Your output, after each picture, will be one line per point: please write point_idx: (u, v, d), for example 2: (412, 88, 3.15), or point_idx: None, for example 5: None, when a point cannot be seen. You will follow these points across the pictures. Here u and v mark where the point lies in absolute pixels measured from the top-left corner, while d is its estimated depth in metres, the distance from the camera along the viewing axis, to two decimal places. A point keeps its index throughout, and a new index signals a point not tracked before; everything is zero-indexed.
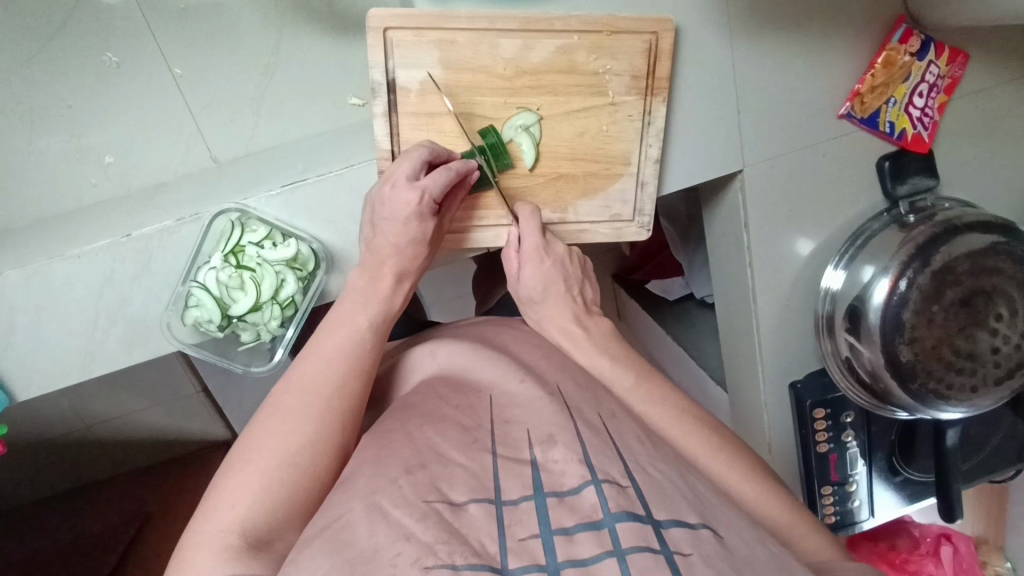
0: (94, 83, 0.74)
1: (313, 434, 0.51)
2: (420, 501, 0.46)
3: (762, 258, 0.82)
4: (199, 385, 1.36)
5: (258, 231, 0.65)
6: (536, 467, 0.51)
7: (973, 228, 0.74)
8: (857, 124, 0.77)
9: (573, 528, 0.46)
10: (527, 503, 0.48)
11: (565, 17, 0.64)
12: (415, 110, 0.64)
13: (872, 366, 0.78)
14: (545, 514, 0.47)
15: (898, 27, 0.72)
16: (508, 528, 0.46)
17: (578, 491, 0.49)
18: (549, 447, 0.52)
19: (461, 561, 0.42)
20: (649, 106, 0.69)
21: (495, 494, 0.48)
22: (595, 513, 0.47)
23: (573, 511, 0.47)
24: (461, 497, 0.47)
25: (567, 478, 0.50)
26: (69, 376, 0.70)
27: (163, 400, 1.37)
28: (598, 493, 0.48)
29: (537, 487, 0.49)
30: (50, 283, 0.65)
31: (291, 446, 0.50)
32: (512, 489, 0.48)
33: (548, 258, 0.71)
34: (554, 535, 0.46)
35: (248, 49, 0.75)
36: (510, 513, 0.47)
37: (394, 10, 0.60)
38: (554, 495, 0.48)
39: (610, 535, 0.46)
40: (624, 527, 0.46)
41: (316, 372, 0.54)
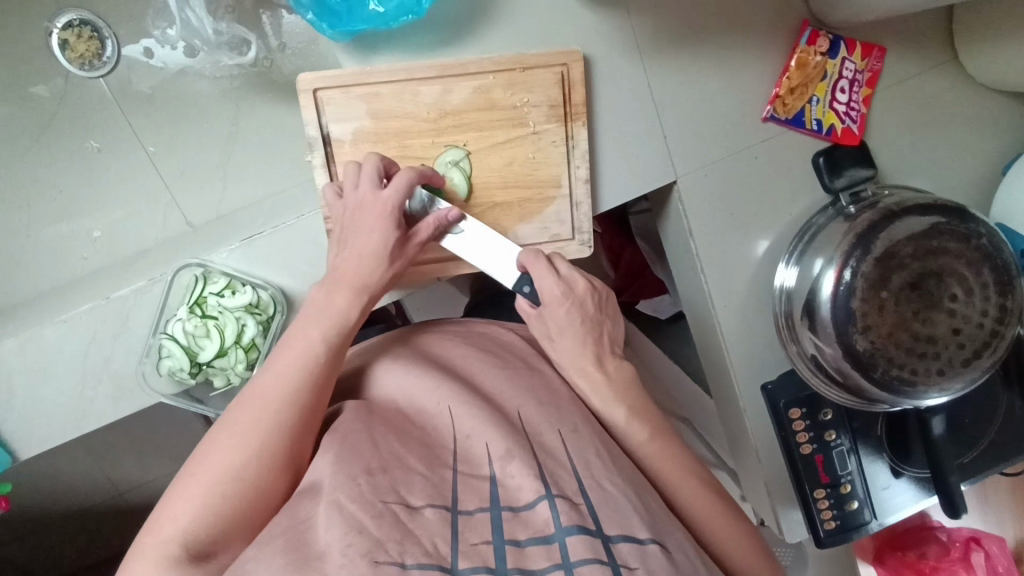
0: (81, 168, 0.83)
1: (258, 448, 0.53)
2: (378, 500, 0.48)
3: (713, 263, 0.84)
4: None
5: (219, 281, 0.71)
6: (494, 481, 0.54)
7: (911, 212, 0.75)
8: (784, 125, 0.79)
9: (524, 541, 0.49)
10: (483, 514, 0.51)
11: (477, 60, 0.70)
12: (351, 158, 0.70)
13: (835, 361, 0.77)
14: (499, 524, 0.50)
15: (804, 30, 0.76)
16: (462, 533, 0.48)
17: (532, 506, 0.51)
18: (507, 461, 0.55)
19: (411, 561, 0.45)
20: (570, 131, 0.73)
21: (452, 503, 0.51)
22: (547, 527, 0.50)
23: (526, 523, 0.50)
24: (419, 501, 0.50)
25: (523, 492, 0.53)
26: (66, 433, 0.76)
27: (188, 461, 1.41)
28: (550, 508, 0.51)
29: (494, 500, 0.52)
30: (44, 347, 0.73)
31: (235, 460, 0.52)
32: (469, 500, 0.52)
33: (570, 300, 0.69)
34: (507, 545, 0.48)
35: (211, 123, 0.84)
36: (465, 521, 0.49)
37: (320, 73, 0.68)
38: (510, 510, 0.51)
39: (560, 548, 0.48)
40: (574, 539, 0.49)
41: (267, 386, 0.56)
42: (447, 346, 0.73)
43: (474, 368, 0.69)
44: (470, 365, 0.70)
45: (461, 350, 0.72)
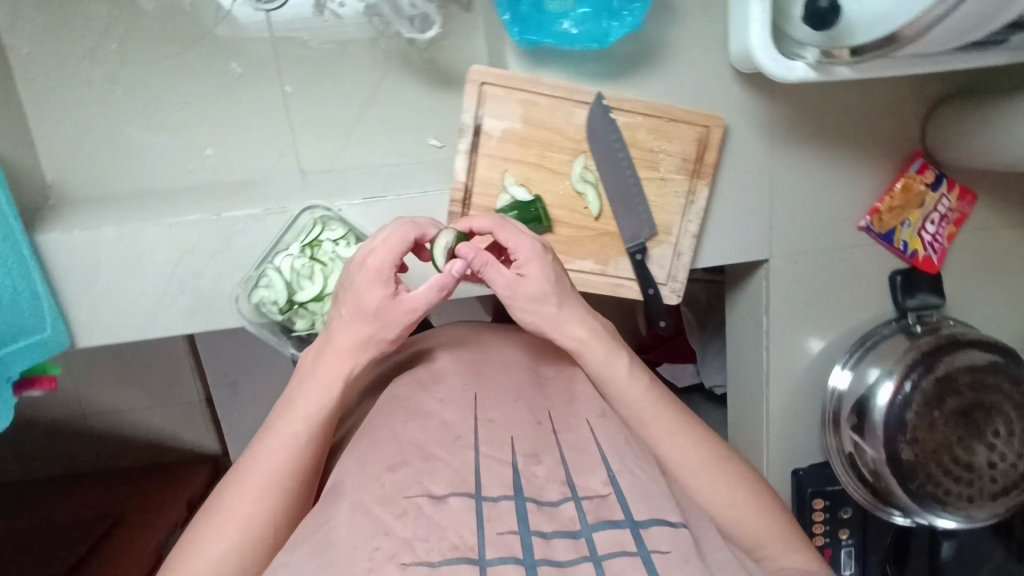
0: (215, 88, 0.83)
1: (250, 536, 0.54)
2: (401, 497, 0.45)
3: (776, 344, 0.89)
4: (202, 393, 1.51)
5: (337, 230, 0.73)
6: (517, 469, 0.49)
7: (975, 345, 0.81)
8: (875, 238, 0.86)
9: (551, 532, 0.45)
10: (507, 501, 0.46)
11: (633, 99, 0.74)
12: (493, 153, 0.74)
13: (874, 464, 0.82)
14: (524, 513, 0.45)
15: (916, 159, 0.82)
16: (488, 521, 0.44)
17: (558, 503, 0.47)
18: (534, 459, 0.51)
19: (438, 558, 0.41)
20: (693, 187, 0.78)
21: (476, 489, 0.46)
22: (574, 523, 0.46)
23: (552, 517, 0.46)
24: (441, 491, 0.46)
25: (550, 488, 0.48)
26: (129, 333, 0.76)
27: (167, 403, 1.52)
28: (578, 507, 0.47)
29: (519, 488, 0.47)
30: (140, 243, 0.73)
31: (228, 550, 0.53)
32: (491, 485, 0.47)
33: (540, 260, 0.65)
34: (533, 534, 0.44)
35: (353, 82, 0.85)
36: (491, 510, 0.45)
37: (492, 69, 0.72)
38: (535, 501, 0.47)
39: (588, 542, 0.45)
40: (604, 534, 0.45)
41: (258, 469, 0.55)
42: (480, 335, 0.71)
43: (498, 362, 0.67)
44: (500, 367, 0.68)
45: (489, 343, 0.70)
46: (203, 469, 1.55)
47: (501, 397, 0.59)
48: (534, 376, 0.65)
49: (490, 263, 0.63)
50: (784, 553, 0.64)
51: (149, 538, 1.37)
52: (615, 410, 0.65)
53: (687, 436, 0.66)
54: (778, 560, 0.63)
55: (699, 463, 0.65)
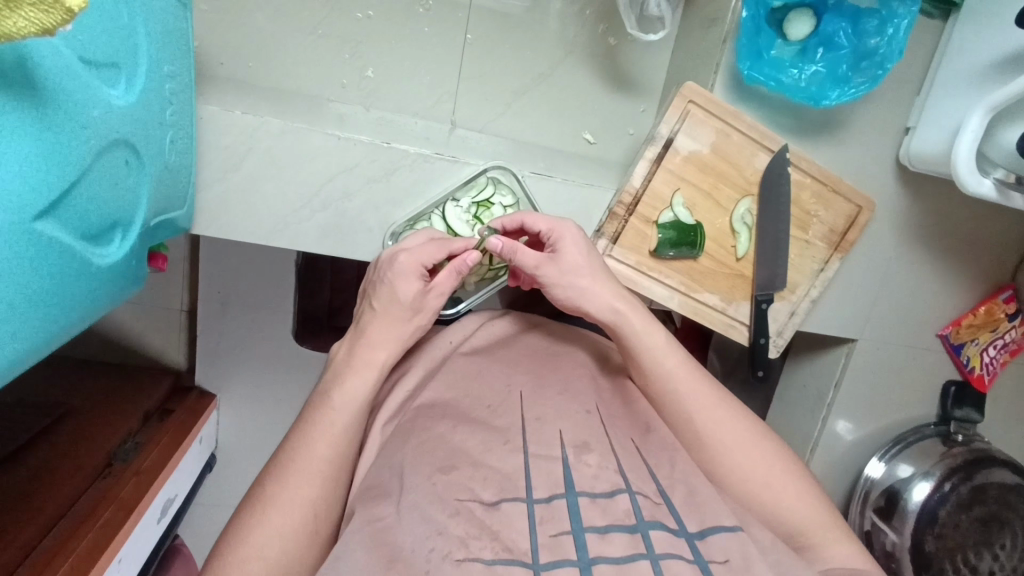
0: (400, 13, 0.79)
1: (320, 488, 0.56)
2: (453, 498, 0.47)
3: (832, 417, 0.95)
4: (188, 302, 1.45)
5: (507, 198, 0.76)
6: (567, 465, 0.50)
7: (1008, 465, 0.89)
8: (947, 347, 0.93)
9: (606, 528, 0.45)
10: (559, 500, 0.47)
11: (810, 161, 0.77)
12: (673, 169, 0.75)
13: (892, 547, 0.89)
14: (577, 511, 0.46)
15: (1005, 290, 0.91)
16: (540, 524, 0.45)
17: (612, 496, 0.48)
18: (582, 451, 0.52)
19: (491, 556, 0.42)
20: (830, 258, 0.82)
21: (527, 493, 0.47)
22: (628, 518, 0.46)
23: (605, 512, 0.46)
24: (493, 497, 0.47)
25: (598, 482, 0.49)
26: (252, 237, 0.70)
27: (146, 304, 1.44)
28: (632, 502, 0.47)
29: (570, 485, 0.48)
30: (299, 148, 0.67)
31: (298, 504, 0.55)
32: (542, 487, 0.48)
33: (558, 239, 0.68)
34: (587, 532, 0.44)
35: (534, 54, 0.84)
36: (543, 511, 0.46)
37: (703, 90, 0.72)
38: (587, 496, 0.47)
39: (645, 539, 0.45)
40: (659, 535, 0.45)
41: (332, 425, 0.59)
42: (527, 336, 0.73)
43: (542, 357, 0.69)
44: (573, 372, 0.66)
45: (535, 340, 0.73)
46: (163, 377, 1.45)
47: (562, 399, 0.60)
48: (587, 372, 0.67)
49: (519, 249, 0.67)
50: (827, 545, 0.61)
51: (103, 443, 1.19)
52: (694, 442, 0.64)
53: (722, 408, 0.65)
54: (824, 552, 0.60)
55: (744, 439, 0.64)
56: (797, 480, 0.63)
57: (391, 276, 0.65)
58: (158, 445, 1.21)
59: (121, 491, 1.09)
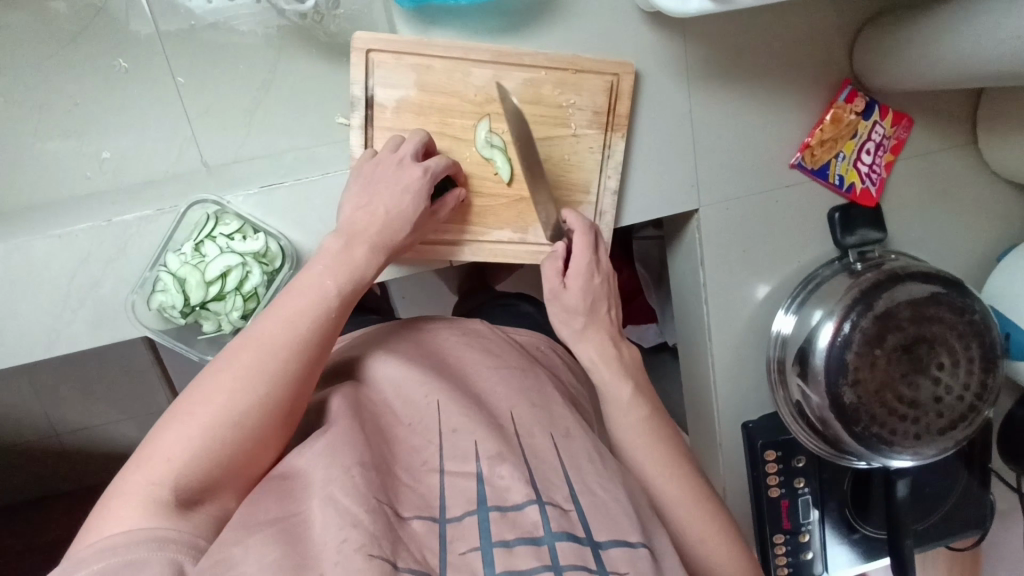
0: (103, 83, 0.79)
1: (254, 404, 0.51)
2: (373, 498, 0.48)
3: (718, 294, 0.85)
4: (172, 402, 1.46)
5: (231, 224, 0.69)
6: (481, 479, 0.53)
7: (916, 278, 0.77)
8: (808, 175, 0.82)
9: (513, 541, 0.49)
10: (470, 518, 0.50)
11: (533, 53, 0.70)
12: (390, 125, 0.70)
13: (820, 411, 0.79)
14: (487, 526, 0.49)
15: (844, 87, 0.78)
16: (450, 543, 0.48)
17: (521, 507, 0.51)
18: (497, 461, 0.54)
19: (403, 565, 0.45)
20: (609, 140, 0.74)
21: (439, 512, 0.50)
22: (535, 530, 0.50)
23: (513, 524, 0.50)
24: (407, 513, 0.49)
25: (514, 492, 0.52)
26: (34, 354, 0.72)
27: (136, 414, 1.47)
28: (540, 511, 0.51)
29: (481, 501, 0.51)
30: (31, 260, 0.70)
31: (225, 413, 0.50)
32: (455, 506, 0.51)
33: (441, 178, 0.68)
34: (495, 548, 0.48)
35: (247, 65, 0.81)
36: (453, 529, 0.49)
37: (377, 34, 0.67)
38: (497, 510, 0.51)
39: (549, 551, 0.49)
40: (563, 545, 0.49)
41: (270, 334, 0.54)
42: (440, 335, 0.74)
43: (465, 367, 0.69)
44: (499, 385, 0.66)
45: (451, 341, 0.73)
46: None
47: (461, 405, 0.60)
48: (504, 377, 0.68)
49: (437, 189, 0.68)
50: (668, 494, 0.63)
51: None
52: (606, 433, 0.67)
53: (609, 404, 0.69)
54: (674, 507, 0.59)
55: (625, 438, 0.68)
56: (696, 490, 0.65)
57: (396, 180, 0.64)
58: None
59: None
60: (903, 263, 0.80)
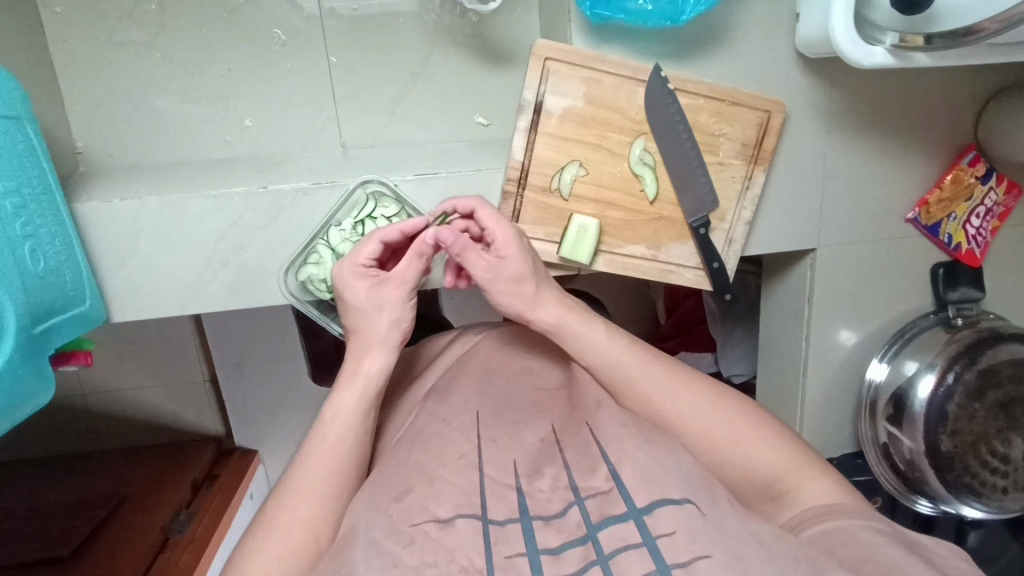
0: (258, 52, 0.80)
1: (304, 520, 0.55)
2: (406, 526, 0.46)
3: (818, 333, 0.88)
4: (208, 370, 1.45)
5: (390, 207, 0.72)
6: (521, 492, 0.49)
7: (1017, 339, 0.81)
8: (921, 230, 0.85)
9: (560, 548, 0.45)
10: (514, 524, 0.47)
11: (697, 81, 0.73)
12: (553, 131, 0.72)
13: (910, 454, 0.83)
14: (532, 534, 0.46)
15: (967, 152, 0.82)
16: (495, 545, 0.45)
17: (563, 513, 0.47)
18: (535, 476, 0.51)
19: None
20: (751, 172, 0.77)
21: (482, 511, 0.47)
22: (579, 530, 0.46)
23: (559, 531, 0.46)
24: (448, 513, 0.47)
25: (552, 503, 0.48)
26: (168, 309, 0.73)
27: (171, 381, 1.45)
28: (582, 511, 0.47)
29: (524, 511, 0.48)
30: (183, 217, 0.70)
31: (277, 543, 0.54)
32: (497, 509, 0.48)
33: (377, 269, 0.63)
34: (542, 555, 0.44)
35: (399, 54, 0.82)
36: (498, 532, 0.46)
37: (557, 44, 0.69)
38: (541, 519, 0.47)
39: (594, 546, 0.44)
40: (606, 533, 0.45)
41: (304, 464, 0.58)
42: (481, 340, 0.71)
43: (507, 376, 0.66)
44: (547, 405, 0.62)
45: (488, 345, 0.70)
46: (206, 448, 1.49)
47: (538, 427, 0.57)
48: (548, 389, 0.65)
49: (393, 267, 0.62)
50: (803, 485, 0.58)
51: (158, 518, 1.30)
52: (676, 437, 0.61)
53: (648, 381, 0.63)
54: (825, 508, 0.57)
55: (656, 394, 0.62)
56: (727, 402, 0.63)
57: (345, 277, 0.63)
58: (208, 510, 1.35)
59: (178, 561, 1.22)
60: (1004, 323, 0.84)
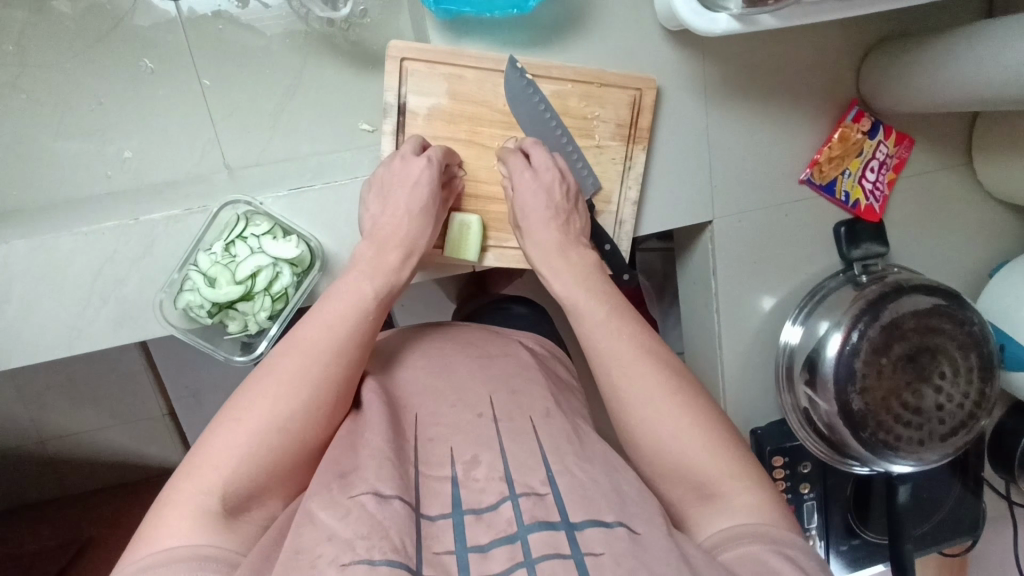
0: (128, 83, 0.79)
1: (304, 403, 0.53)
2: (346, 497, 0.47)
3: (728, 304, 0.88)
4: (166, 406, 1.41)
5: (262, 225, 0.70)
6: (455, 484, 0.51)
7: (919, 290, 0.80)
8: (817, 191, 0.85)
9: (489, 545, 0.46)
10: (445, 520, 0.48)
11: (561, 66, 0.72)
12: (420, 132, 0.71)
13: (828, 417, 0.82)
14: (461, 531, 0.47)
15: (851, 108, 0.82)
16: (426, 541, 0.46)
17: (496, 507, 0.48)
18: (472, 465, 0.52)
19: (379, 556, 0.42)
20: (630, 152, 0.76)
21: (418, 504, 0.48)
22: (510, 527, 0.47)
23: (490, 527, 0.47)
24: (388, 489, 0.48)
25: (486, 494, 0.49)
26: (55, 352, 0.72)
27: (127, 419, 1.41)
28: (515, 507, 0.48)
29: (457, 505, 0.49)
30: (54, 256, 0.69)
31: (284, 408, 0.52)
32: (433, 504, 0.49)
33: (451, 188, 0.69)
34: (470, 552, 0.46)
35: (274, 70, 0.82)
36: (427, 527, 0.47)
37: (411, 44, 0.69)
38: (472, 513, 0.48)
39: (522, 546, 0.45)
40: (537, 536, 0.46)
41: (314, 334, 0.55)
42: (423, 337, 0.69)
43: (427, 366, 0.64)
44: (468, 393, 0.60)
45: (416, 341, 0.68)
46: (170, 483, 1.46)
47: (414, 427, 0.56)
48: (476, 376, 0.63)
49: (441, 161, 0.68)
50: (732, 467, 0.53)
51: None
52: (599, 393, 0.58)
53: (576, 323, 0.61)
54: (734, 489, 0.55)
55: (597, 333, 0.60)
56: (651, 355, 0.58)
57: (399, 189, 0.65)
58: None
59: None
60: (909, 275, 0.84)
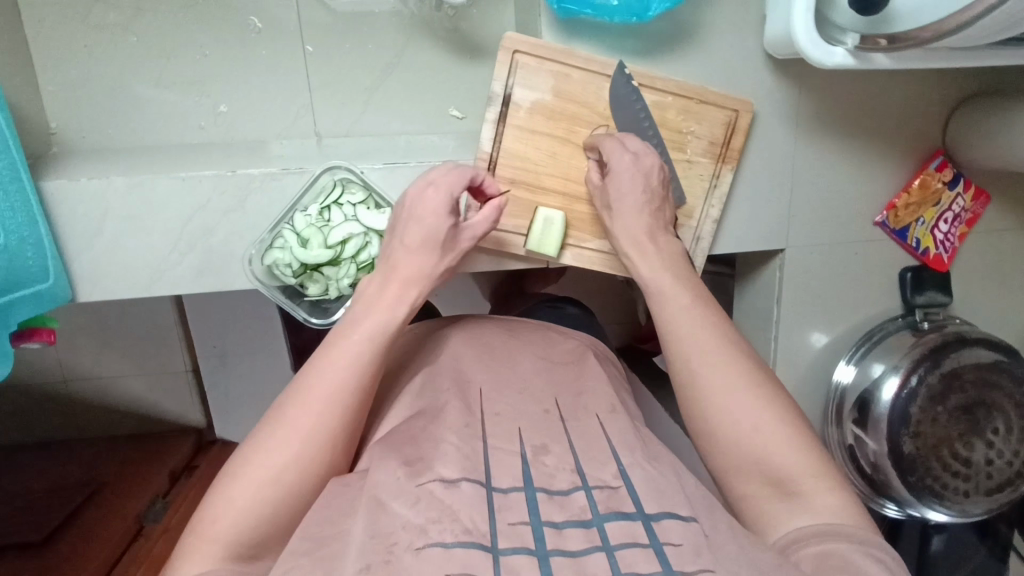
0: (234, 39, 0.81)
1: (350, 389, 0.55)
2: (413, 487, 0.46)
3: (786, 333, 0.89)
4: (190, 364, 1.40)
5: (357, 194, 0.71)
6: (526, 462, 0.51)
7: (980, 344, 0.81)
8: (889, 234, 0.86)
9: (562, 524, 0.45)
10: (517, 493, 0.47)
11: (666, 79, 0.74)
12: (520, 124, 0.73)
13: (875, 457, 0.82)
14: (535, 506, 0.46)
15: (934, 158, 0.83)
16: (499, 513, 0.45)
17: (568, 493, 0.48)
18: (542, 451, 0.52)
19: (449, 539, 0.42)
20: (718, 171, 0.78)
21: (487, 478, 0.48)
22: (584, 513, 0.46)
23: (563, 508, 0.47)
24: (454, 474, 0.47)
25: (558, 480, 0.49)
26: (135, 291, 0.73)
27: (149, 369, 1.40)
28: (589, 497, 0.47)
29: (528, 481, 0.49)
30: (150, 197, 0.70)
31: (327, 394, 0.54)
32: (502, 478, 0.49)
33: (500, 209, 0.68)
34: (545, 527, 0.45)
35: (376, 46, 0.83)
36: (500, 500, 0.47)
37: (525, 37, 0.70)
38: (545, 492, 0.48)
39: (599, 532, 0.44)
40: (613, 525, 0.45)
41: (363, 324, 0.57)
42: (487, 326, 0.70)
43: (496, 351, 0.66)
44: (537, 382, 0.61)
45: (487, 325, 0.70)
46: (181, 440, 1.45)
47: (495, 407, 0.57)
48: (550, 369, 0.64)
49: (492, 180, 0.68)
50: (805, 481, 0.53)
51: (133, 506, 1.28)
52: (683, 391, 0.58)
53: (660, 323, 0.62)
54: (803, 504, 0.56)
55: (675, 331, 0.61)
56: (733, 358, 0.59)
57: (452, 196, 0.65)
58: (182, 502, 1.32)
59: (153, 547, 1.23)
60: (970, 328, 0.85)
